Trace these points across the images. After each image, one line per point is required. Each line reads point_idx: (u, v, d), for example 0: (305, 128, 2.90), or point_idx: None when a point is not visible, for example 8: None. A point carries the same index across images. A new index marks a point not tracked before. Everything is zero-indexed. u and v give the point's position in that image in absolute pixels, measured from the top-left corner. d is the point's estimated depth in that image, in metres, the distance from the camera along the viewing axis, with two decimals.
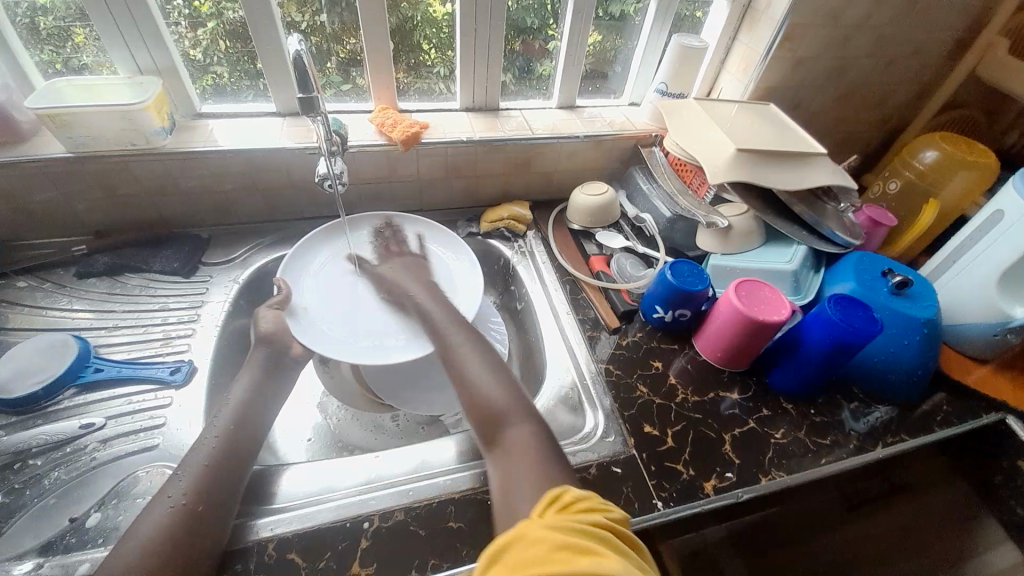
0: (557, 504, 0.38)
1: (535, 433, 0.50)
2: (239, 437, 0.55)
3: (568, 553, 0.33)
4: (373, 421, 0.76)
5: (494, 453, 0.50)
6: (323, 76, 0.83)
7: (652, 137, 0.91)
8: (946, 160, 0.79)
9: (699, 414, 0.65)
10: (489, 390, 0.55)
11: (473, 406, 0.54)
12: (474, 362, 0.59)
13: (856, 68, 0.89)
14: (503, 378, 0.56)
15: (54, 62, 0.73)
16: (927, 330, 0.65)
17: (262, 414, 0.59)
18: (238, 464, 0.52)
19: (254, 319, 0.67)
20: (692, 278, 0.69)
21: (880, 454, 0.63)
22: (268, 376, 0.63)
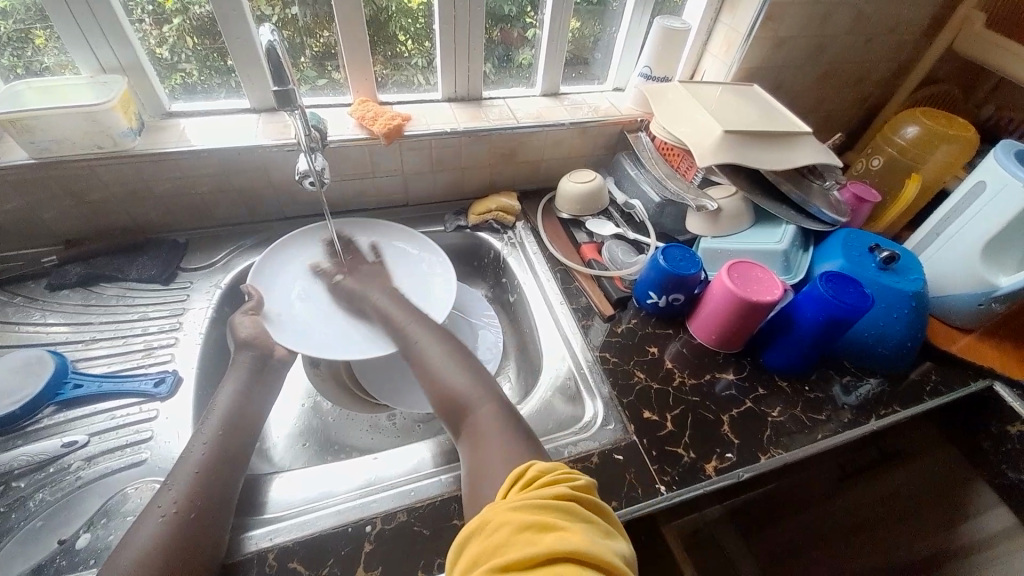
0: (521, 483, 0.38)
1: (498, 416, 0.50)
2: (231, 441, 0.53)
3: (525, 534, 0.32)
4: (369, 421, 0.74)
5: (463, 439, 0.51)
6: (297, 71, 0.80)
7: (638, 122, 0.91)
8: (927, 134, 0.80)
9: (697, 397, 0.66)
10: (453, 379, 0.55)
11: (439, 398, 0.55)
12: (436, 354, 0.59)
13: (836, 46, 0.89)
14: (467, 368, 0.56)
15: (15, 66, 0.69)
16: (915, 302, 0.66)
17: (254, 419, 0.57)
18: (232, 472, 0.51)
19: (241, 322, 0.65)
20: (684, 262, 0.69)
21: (873, 425, 0.65)
22: (254, 382, 0.60)
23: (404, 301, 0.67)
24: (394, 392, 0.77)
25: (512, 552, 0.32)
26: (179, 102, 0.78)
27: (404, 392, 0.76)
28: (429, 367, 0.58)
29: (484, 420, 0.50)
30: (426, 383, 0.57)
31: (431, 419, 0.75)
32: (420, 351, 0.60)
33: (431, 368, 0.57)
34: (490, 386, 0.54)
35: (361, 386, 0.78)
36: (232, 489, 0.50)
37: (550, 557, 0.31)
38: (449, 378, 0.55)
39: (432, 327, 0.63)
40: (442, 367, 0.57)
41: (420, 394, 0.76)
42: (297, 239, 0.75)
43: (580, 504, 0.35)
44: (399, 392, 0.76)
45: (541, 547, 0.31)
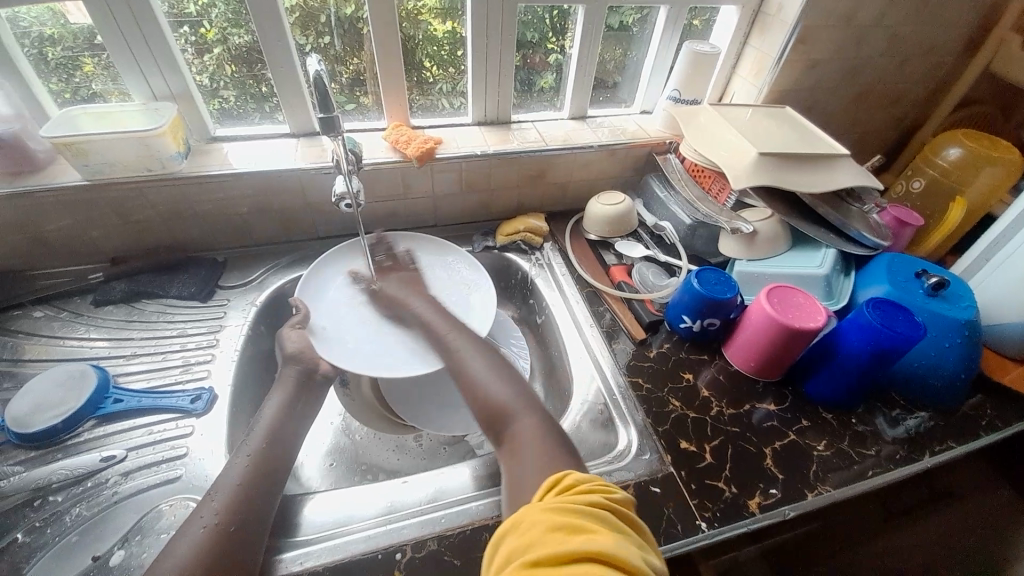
0: (556, 488, 0.37)
1: (540, 426, 0.49)
2: (269, 459, 0.53)
3: (559, 535, 0.32)
4: (395, 443, 0.74)
5: (501, 447, 0.50)
6: None
7: (667, 144, 0.91)
8: (971, 157, 0.77)
9: (737, 428, 0.63)
10: (494, 387, 0.54)
11: (480, 406, 0.54)
12: (475, 364, 0.58)
13: (870, 68, 0.88)
14: (501, 379, 0.56)
15: (66, 91, 0.73)
16: (968, 332, 0.63)
17: (293, 435, 0.57)
18: (269, 487, 0.50)
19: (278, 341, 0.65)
20: (719, 286, 0.67)
21: (928, 463, 0.61)
22: (297, 397, 0.61)
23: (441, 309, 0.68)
24: (420, 412, 0.75)
25: (544, 551, 0.32)
26: (217, 127, 0.81)
27: (430, 411, 0.75)
28: (465, 379, 0.57)
29: (525, 430, 0.49)
30: (465, 389, 0.57)
31: (457, 442, 0.74)
32: (460, 359, 0.60)
33: (470, 377, 0.57)
34: (526, 395, 0.54)
35: (389, 404, 0.77)
36: (270, 504, 0.49)
37: (580, 557, 0.31)
38: (485, 391, 0.55)
39: (471, 337, 0.63)
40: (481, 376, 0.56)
41: (443, 416, 0.74)
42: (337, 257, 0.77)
43: (613, 516, 0.35)
44: (424, 412, 0.75)
45: (574, 546, 0.31)
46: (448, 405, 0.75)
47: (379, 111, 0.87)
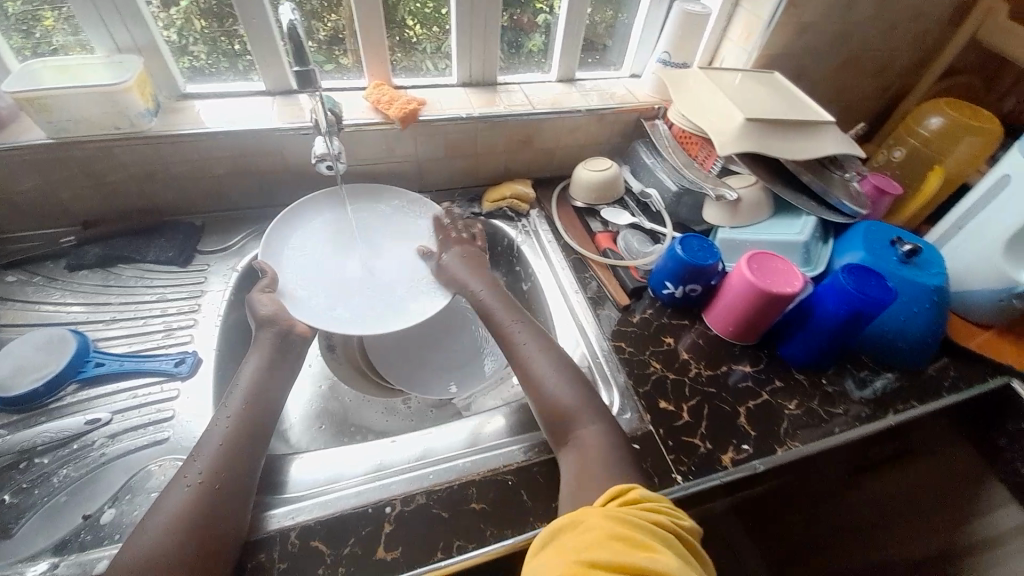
0: (621, 497, 0.41)
1: (607, 433, 0.53)
2: (248, 421, 0.53)
3: (625, 545, 0.36)
4: (384, 405, 0.75)
5: (563, 450, 0.53)
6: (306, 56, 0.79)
7: (655, 109, 0.89)
8: (952, 126, 0.78)
9: (713, 388, 0.66)
10: (558, 391, 0.56)
11: (544, 407, 0.56)
12: (541, 363, 0.60)
13: (860, 34, 0.87)
14: (566, 379, 0.58)
15: (26, 47, 0.69)
16: (936, 297, 0.65)
17: (274, 398, 0.57)
18: (253, 443, 0.52)
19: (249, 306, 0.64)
20: (702, 252, 0.69)
21: (891, 420, 0.64)
22: (283, 353, 0.62)
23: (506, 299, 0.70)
24: (408, 376, 0.78)
25: (607, 552, 0.35)
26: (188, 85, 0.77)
27: (420, 376, 0.78)
28: (528, 378, 0.59)
29: (588, 439, 0.52)
30: (529, 388, 0.59)
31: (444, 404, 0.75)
32: (523, 358, 0.61)
33: (534, 379, 0.58)
34: (590, 398, 0.56)
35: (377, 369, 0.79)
36: (256, 463, 0.51)
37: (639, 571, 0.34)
38: (555, 391, 0.57)
39: (536, 332, 0.64)
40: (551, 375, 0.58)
41: (435, 380, 0.78)
42: (298, 212, 0.75)
43: (675, 538, 0.38)
44: (415, 377, 0.78)
45: (637, 560, 0.35)
46: (438, 369, 0.79)
47: (360, 71, 0.83)
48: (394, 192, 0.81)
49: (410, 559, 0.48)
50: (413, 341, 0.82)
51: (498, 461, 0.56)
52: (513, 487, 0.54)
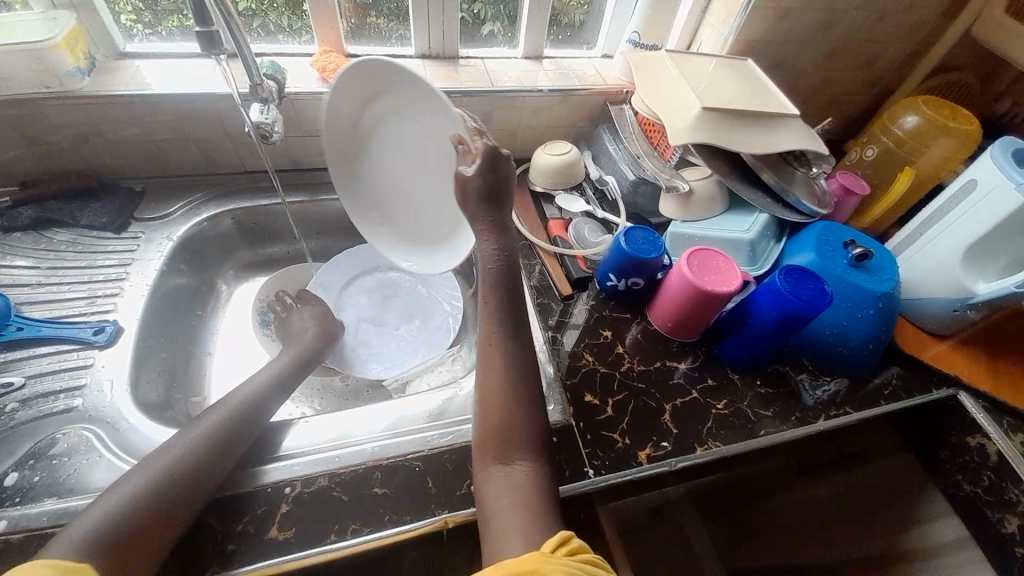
0: (568, 546, 0.40)
1: (542, 475, 0.48)
2: (218, 438, 0.51)
3: None
4: (320, 382, 0.76)
5: (491, 477, 0.48)
6: (298, 21, 0.78)
7: (623, 93, 0.85)
8: (926, 125, 0.74)
9: (643, 384, 0.64)
10: (511, 412, 0.50)
11: (488, 423, 0.50)
12: (512, 373, 0.53)
13: (844, 22, 0.82)
14: (520, 402, 0.51)
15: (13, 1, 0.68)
16: (882, 304, 0.63)
17: (260, 414, 0.56)
18: (224, 456, 0.50)
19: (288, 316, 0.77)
20: (647, 246, 0.67)
21: (822, 425, 0.63)
22: (296, 369, 0.66)
23: (506, 284, 0.56)
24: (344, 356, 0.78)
25: None
26: (178, 42, 0.76)
27: (356, 358, 0.78)
28: (490, 384, 0.52)
29: (518, 476, 0.47)
30: (482, 400, 0.52)
31: (377, 386, 0.76)
32: (495, 369, 0.53)
33: (492, 391, 0.52)
34: (534, 432, 0.50)
35: None
36: (218, 472, 0.49)
37: None
38: (513, 413, 0.50)
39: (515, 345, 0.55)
40: (518, 394, 0.52)
41: (371, 362, 0.78)
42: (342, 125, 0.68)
43: None
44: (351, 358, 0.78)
45: None
46: (373, 354, 0.79)
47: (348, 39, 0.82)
48: (375, 65, 0.58)
49: (302, 538, 0.48)
50: (370, 297, 0.85)
51: (409, 448, 0.55)
52: (418, 474, 0.53)
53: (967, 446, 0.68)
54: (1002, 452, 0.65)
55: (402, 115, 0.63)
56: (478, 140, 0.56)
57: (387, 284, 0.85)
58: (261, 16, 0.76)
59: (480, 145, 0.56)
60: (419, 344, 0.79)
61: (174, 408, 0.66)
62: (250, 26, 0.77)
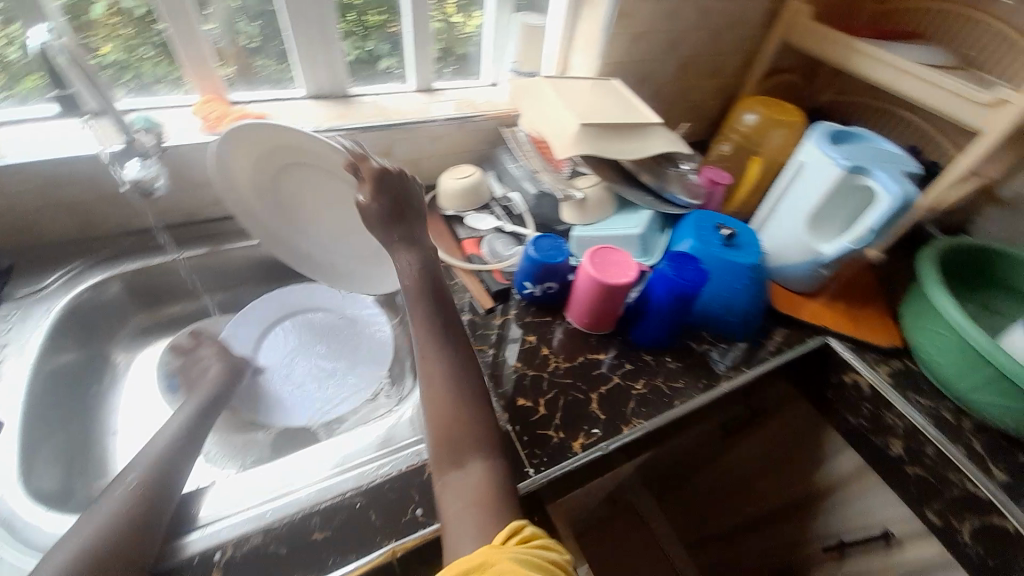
0: (521, 534, 0.42)
1: (496, 471, 0.49)
2: (149, 495, 0.50)
3: None
4: (241, 441, 0.73)
5: (447, 485, 0.48)
6: (175, 72, 0.76)
7: (514, 116, 0.92)
8: (763, 121, 0.89)
9: (570, 379, 0.69)
10: (460, 413, 0.52)
11: (438, 429, 0.51)
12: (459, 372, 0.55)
13: (688, 41, 0.97)
14: (467, 404, 0.53)
15: None
16: (753, 274, 0.73)
17: (172, 473, 0.53)
18: (157, 512, 0.49)
19: (194, 362, 0.73)
20: (553, 252, 0.73)
21: (726, 386, 0.71)
22: (204, 415, 0.64)
23: (431, 290, 0.60)
24: (262, 407, 0.75)
25: None
26: (36, 103, 0.71)
27: (279, 407, 0.76)
28: (434, 391, 0.54)
29: (473, 475, 0.48)
30: (428, 408, 0.53)
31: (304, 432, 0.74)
32: (435, 372, 0.55)
33: (440, 397, 0.53)
34: (487, 429, 0.52)
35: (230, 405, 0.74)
36: (156, 530, 0.48)
37: None
38: (462, 414, 0.52)
39: (454, 345, 0.57)
40: (462, 391, 0.54)
41: (291, 405, 0.76)
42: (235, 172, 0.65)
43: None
44: (274, 409, 0.75)
45: None
46: (301, 399, 0.77)
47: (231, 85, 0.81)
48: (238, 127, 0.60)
49: None
50: (296, 340, 0.82)
51: (347, 486, 0.55)
52: (360, 511, 0.53)
53: (846, 384, 0.78)
54: (872, 384, 0.74)
55: (292, 159, 0.68)
56: (365, 164, 0.61)
57: (316, 325, 0.84)
58: (134, 68, 0.73)
59: (367, 169, 0.61)
60: (352, 378, 0.79)
61: (76, 495, 0.61)
62: (118, 79, 0.73)
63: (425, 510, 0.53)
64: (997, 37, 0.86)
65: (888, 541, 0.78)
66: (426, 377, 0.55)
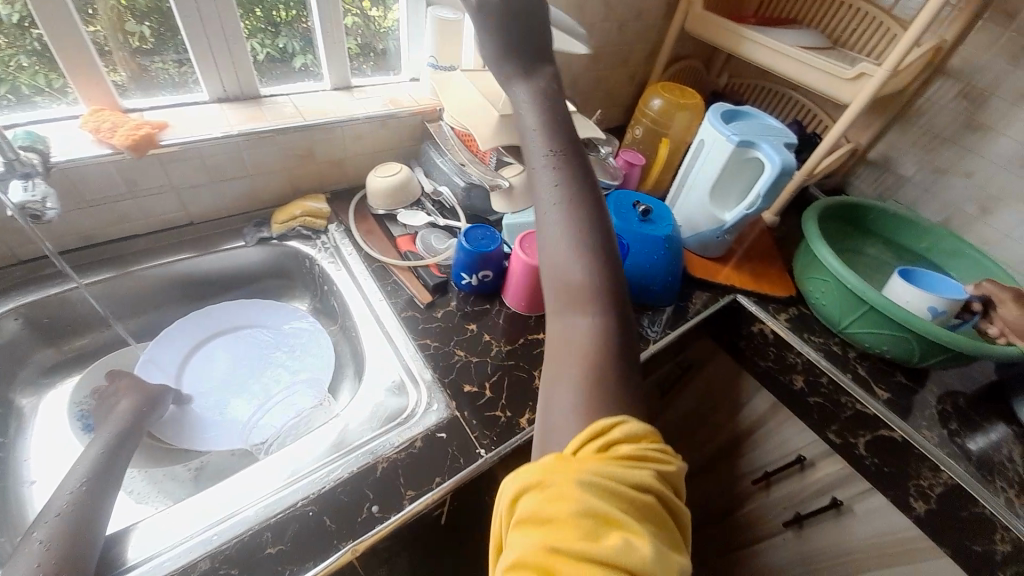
0: (605, 438, 0.35)
1: (610, 326, 0.42)
2: (69, 545, 0.48)
3: (594, 524, 0.30)
4: (173, 474, 0.69)
5: (555, 348, 0.42)
6: (53, 80, 0.69)
7: (438, 111, 0.93)
8: (668, 105, 0.97)
9: (512, 360, 0.72)
10: (579, 262, 0.43)
11: (553, 280, 0.43)
12: (576, 205, 0.44)
13: (597, 32, 1.02)
14: (588, 254, 0.43)
15: None
16: (668, 245, 0.80)
17: (93, 517, 0.51)
18: (82, 560, 0.47)
19: (105, 398, 0.67)
20: (485, 241, 0.75)
21: (653, 347, 0.78)
22: (116, 448, 0.60)
23: (550, 119, 0.47)
24: (187, 433, 0.72)
25: (573, 534, 0.30)
26: None
27: (212, 430, 0.73)
28: (549, 232, 0.44)
29: (582, 342, 0.41)
30: (545, 252, 0.44)
31: (243, 451, 0.71)
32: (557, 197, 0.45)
33: (560, 237, 0.44)
34: (607, 287, 0.43)
35: (155, 436, 0.70)
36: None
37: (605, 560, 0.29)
38: (582, 266, 0.43)
39: (576, 175, 0.45)
40: (580, 231, 0.44)
41: (221, 430, 0.73)
42: None
43: (654, 502, 0.33)
44: (207, 433, 0.72)
45: (604, 545, 0.30)
46: (240, 416, 0.75)
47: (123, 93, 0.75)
48: None
49: None
50: (229, 357, 0.80)
51: (298, 495, 0.55)
52: (314, 517, 0.53)
53: (755, 333, 0.88)
54: (776, 330, 0.85)
55: None
56: None
57: (253, 341, 0.82)
58: (7, 79, 0.66)
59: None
60: (293, 389, 0.78)
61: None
62: None
63: (380, 505, 0.55)
64: (872, 24, 0.98)
65: (801, 464, 0.90)
66: (542, 208, 0.45)
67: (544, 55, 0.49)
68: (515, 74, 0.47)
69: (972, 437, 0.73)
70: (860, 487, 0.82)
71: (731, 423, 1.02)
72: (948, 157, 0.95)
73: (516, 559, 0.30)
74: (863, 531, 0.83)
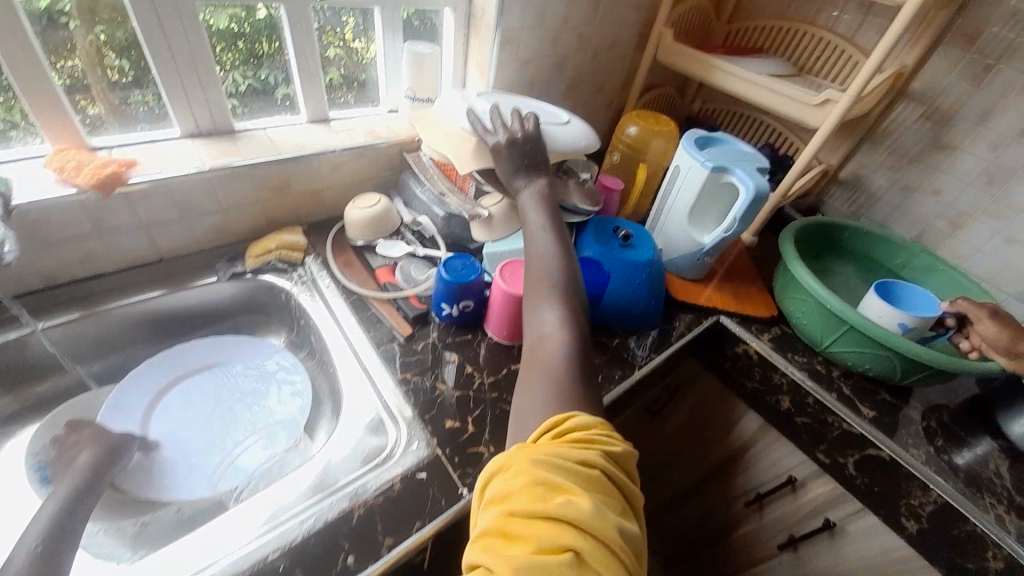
0: (560, 428, 0.43)
1: (575, 356, 0.52)
2: None
3: (546, 490, 0.37)
4: (136, 527, 0.65)
5: (527, 371, 0.53)
6: (17, 118, 0.67)
7: (416, 141, 0.93)
8: (643, 132, 0.99)
9: (495, 392, 0.71)
10: (552, 308, 0.57)
11: (532, 322, 0.57)
12: (550, 258, 0.62)
13: (572, 62, 1.05)
14: (564, 304, 0.57)
15: None
16: (648, 269, 0.80)
17: None
18: None
19: (64, 449, 0.63)
20: (465, 271, 0.75)
21: (637, 373, 0.77)
22: (76, 503, 0.56)
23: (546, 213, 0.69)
24: (151, 481, 0.67)
25: (528, 500, 0.36)
26: None
27: (180, 477, 0.68)
28: (535, 288, 0.60)
29: (553, 366, 0.52)
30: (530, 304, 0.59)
31: (211, 500, 0.67)
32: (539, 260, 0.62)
33: (540, 289, 0.59)
34: (576, 327, 0.55)
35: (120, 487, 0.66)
36: None
37: (555, 517, 0.35)
38: (558, 313, 0.56)
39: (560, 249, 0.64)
40: (553, 281, 0.60)
41: (191, 476, 0.69)
42: None
43: (601, 475, 0.39)
44: (174, 480, 0.68)
45: (552, 504, 0.36)
46: (210, 460, 0.71)
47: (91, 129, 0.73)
48: None
49: None
50: (200, 397, 0.77)
51: (269, 546, 0.51)
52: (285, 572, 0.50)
53: (739, 354, 0.88)
54: (759, 351, 0.85)
55: None
56: None
57: (225, 379, 0.79)
58: None
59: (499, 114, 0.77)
60: (267, 429, 0.74)
61: None
62: None
63: (356, 555, 0.52)
64: (834, 51, 1.03)
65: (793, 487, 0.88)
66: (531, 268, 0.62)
67: (538, 164, 0.74)
68: (520, 185, 0.73)
69: (959, 453, 0.73)
70: (853, 509, 0.80)
71: (722, 446, 1.01)
72: (915, 175, 0.98)
73: (483, 527, 0.37)
74: (858, 554, 0.81)
